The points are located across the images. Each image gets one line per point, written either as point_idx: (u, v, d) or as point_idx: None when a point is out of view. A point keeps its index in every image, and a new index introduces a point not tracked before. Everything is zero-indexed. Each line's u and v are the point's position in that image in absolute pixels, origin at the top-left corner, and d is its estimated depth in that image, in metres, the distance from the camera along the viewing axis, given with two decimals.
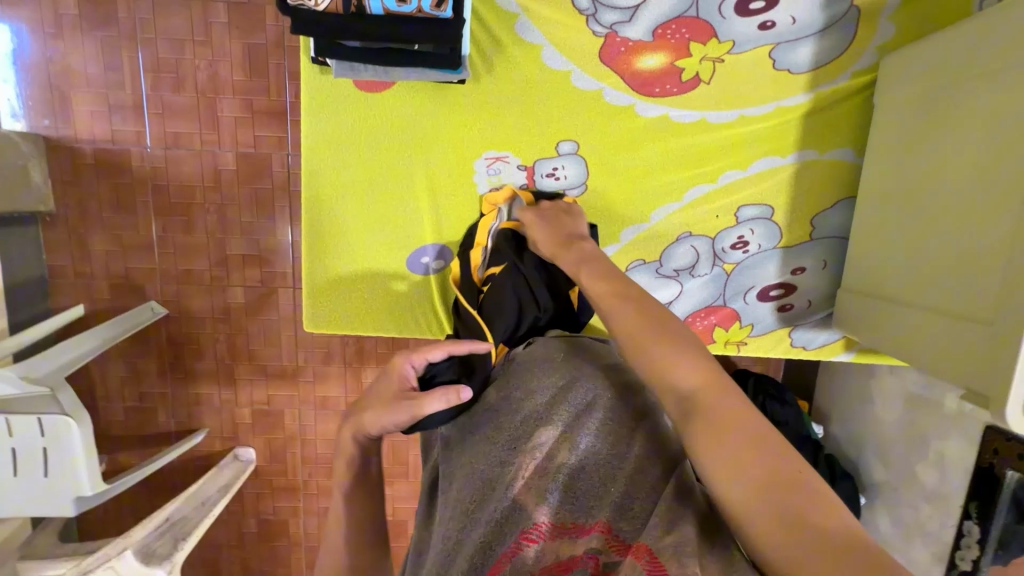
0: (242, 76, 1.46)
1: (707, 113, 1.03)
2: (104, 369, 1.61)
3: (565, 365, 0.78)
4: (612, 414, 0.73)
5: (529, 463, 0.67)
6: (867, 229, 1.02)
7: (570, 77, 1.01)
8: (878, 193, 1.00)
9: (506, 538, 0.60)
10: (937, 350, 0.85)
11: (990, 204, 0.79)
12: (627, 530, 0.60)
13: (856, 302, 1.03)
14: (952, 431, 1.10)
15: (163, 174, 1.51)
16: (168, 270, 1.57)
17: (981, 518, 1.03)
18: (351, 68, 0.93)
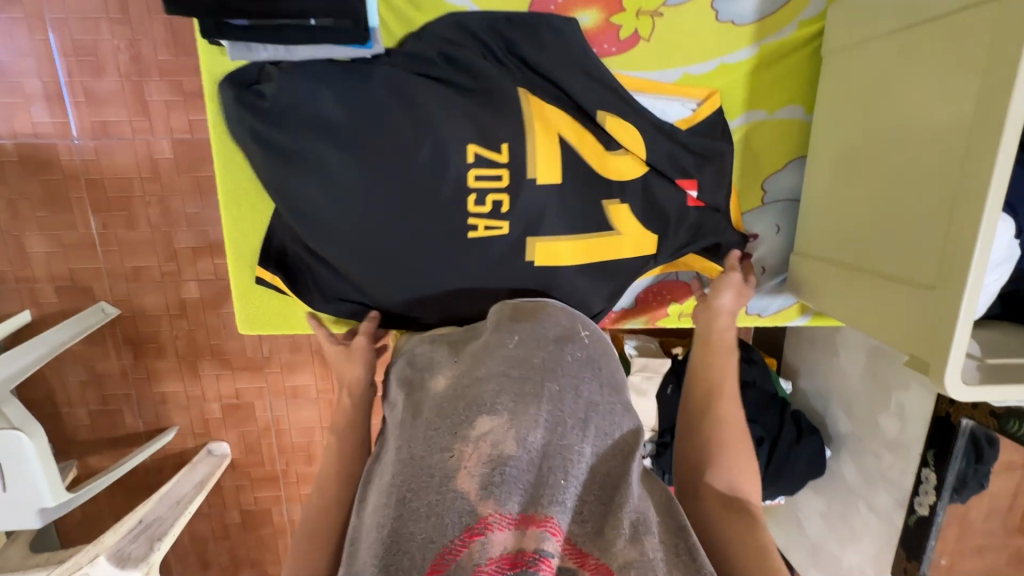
0: (168, 55, 1.35)
1: (649, 74, 0.99)
2: (62, 374, 1.56)
3: (517, 355, 0.77)
4: (564, 406, 0.72)
5: (470, 453, 0.66)
6: (817, 187, 0.98)
7: None
8: (826, 150, 0.96)
9: (450, 534, 0.60)
10: (881, 316, 0.83)
11: (930, 165, 0.76)
12: (575, 533, 0.65)
13: (801, 263, 1.01)
14: (911, 383, 1.11)
15: (96, 167, 1.42)
16: (115, 268, 1.50)
17: (938, 464, 1.05)
18: (247, 48, 0.89)
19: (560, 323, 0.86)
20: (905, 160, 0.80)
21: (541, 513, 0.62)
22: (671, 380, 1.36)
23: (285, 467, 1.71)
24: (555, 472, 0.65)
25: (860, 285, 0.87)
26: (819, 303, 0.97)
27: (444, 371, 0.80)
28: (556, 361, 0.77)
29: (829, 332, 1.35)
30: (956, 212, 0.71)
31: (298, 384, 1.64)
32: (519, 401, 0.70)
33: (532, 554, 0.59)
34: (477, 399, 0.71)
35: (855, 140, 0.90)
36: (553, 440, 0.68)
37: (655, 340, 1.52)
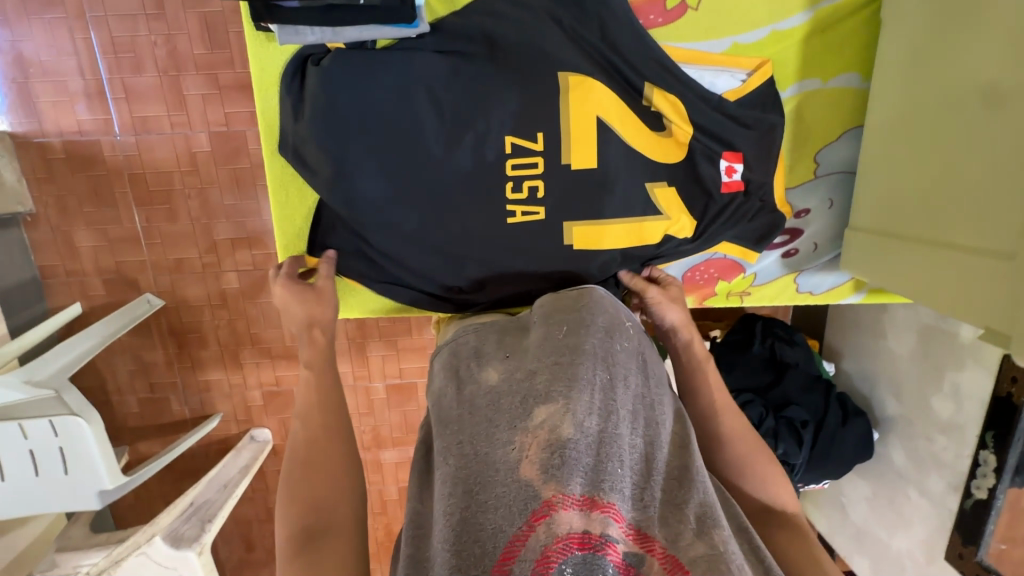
0: (203, 49, 1.37)
1: (697, 45, 0.97)
2: (112, 364, 1.62)
3: (565, 348, 0.80)
4: (616, 397, 0.75)
5: (531, 442, 0.69)
6: (872, 159, 0.94)
7: None
8: (882, 120, 0.92)
9: (516, 520, 0.63)
10: (949, 292, 0.80)
11: (1004, 133, 0.73)
12: (639, 519, 0.67)
13: (856, 240, 0.98)
14: (968, 362, 1.07)
15: (138, 162, 1.45)
16: (159, 261, 1.54)
17: (998, 447, 1.01)
18: (296, 32, 0.86)
19: (606, 313, 0.87)
20: (974, 129, 0.77)
21: (604, 498, 0.65)
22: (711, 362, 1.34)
23: None
24: (613, 458, 0.68)
25: (926, 259, 0.83)
26: (879, 280, 0.93)
27: (494, 365, 0.82)
28: (606, 352, 0.80)
29: (876, 312, 1.31)
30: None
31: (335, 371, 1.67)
32: (573, 391, 0.73)
33: (598, 538, 0.62)
34: (533, 390, 0.74)
35: (915, 108, 0.86)
36: (608, 429, 0.71)
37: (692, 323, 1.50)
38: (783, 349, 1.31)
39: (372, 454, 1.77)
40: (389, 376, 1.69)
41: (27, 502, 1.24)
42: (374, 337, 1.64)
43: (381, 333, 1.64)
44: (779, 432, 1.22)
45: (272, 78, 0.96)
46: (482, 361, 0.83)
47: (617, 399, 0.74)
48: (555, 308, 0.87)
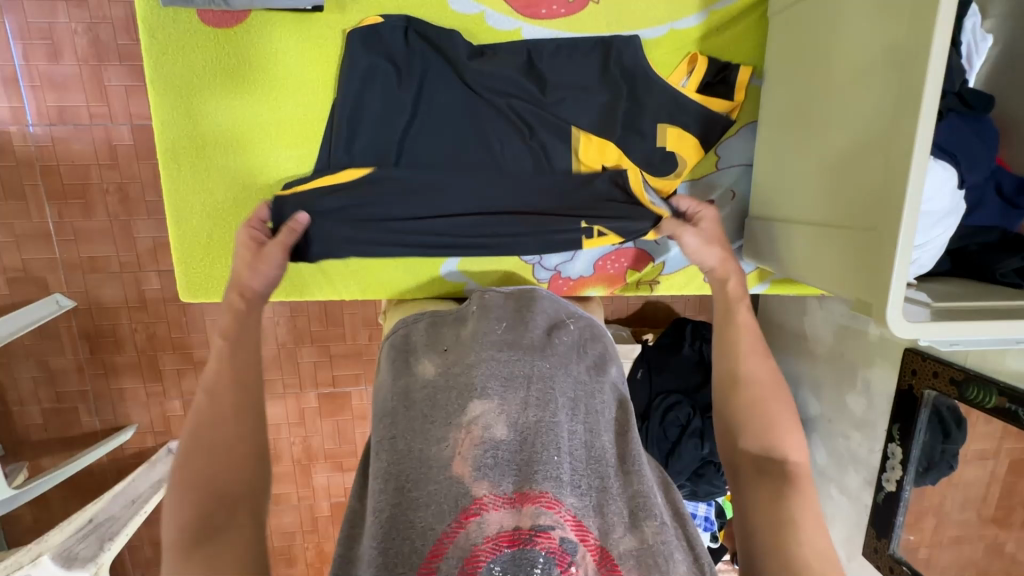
0: (128, 40, 1.33)
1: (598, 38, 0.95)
2: (14, 371, 1.50)
3: (505, 345, 0.79)
4: (553, 387, 0.75)
5: (464, 438, 0.67)
6: (770, 148, 0.96)
7: (483, 19, 0.93)
8: (774, 112, 0.95)
9: (446, 516, 0.61)
10: (829, 267, 0.84)
11: (858, 121, 0.78)
12: (577, 507, 0.65)
13: (756, 226, 1.01)
14: (877, 357, 1.11)
15: (51, 154, 1.38)
16: (71, 260, 1.45)
17: (903, 438, 1.05)
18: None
19: (546, 311, 0.89)
20: (839, 114, 0.81)
21: (535, 488, 0.64)
22: (641, 364, 1.36)
23: None
24: (547, 448, 0.67)
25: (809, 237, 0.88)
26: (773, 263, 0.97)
27: (430, 358, 0.80)
28: (544, 344, 0.81)
29: (797, 315, 1.35)
30: (890, 162, 0.72)
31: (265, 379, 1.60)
32: (509, 389, 0.73)
33: (527, 531, 0.61)
34: (468, 385, 0.73)
35: (791, 103, 0.91)
36: (544, 418, 0.71)
37: (628, 328, 1.53)
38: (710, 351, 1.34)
39: (303, 470, 1.68)
40: (321, 384, 1.62)
41: None
42: (307, 344, 1.59)
43: (314, 339, 1.59)
44: (705, 431, 1.25)
45: (166, 47, 0.88)
46: (423, 355, 0.82)
47: (554, 386, 0.75)
48: (493, 313, 0.87)
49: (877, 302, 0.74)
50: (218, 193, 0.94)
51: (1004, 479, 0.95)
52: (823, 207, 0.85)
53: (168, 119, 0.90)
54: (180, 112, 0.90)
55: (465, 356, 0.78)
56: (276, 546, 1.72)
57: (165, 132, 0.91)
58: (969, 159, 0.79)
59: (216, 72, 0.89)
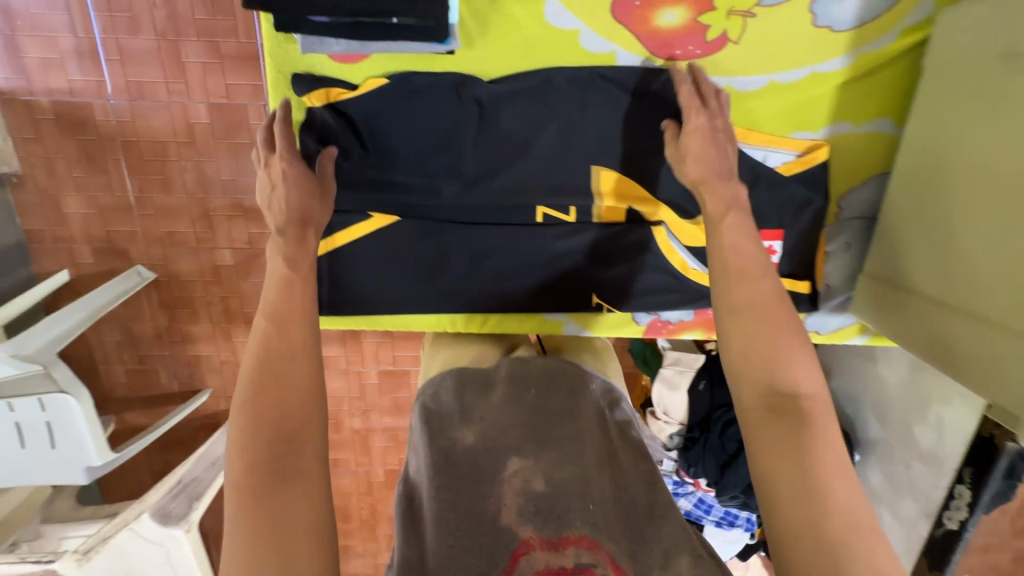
0: (205, 14, 1.30)
1: (733, 81, 0.97)
2: (100, 335, 1.59)
3: (537, 400, 0.83)
4: (584, 440, 0.78)
5: (508, 490, 0.71)
6: (903, 213, 0.95)
7: (615, 57, 0.96)
8: (913, 176, 0.94)
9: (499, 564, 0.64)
10: (963, 355, 0.84)
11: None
12: (617, 552, 0.67)
13: (872, 286, 1.02)
14: (954, 397, 1.10)
15: (131, 129, 1.39)
16: (150, 232, 1.49)
17: (974, 483, 1.04)
18: (319, 42, 0.91)
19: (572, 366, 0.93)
20: (1005, 195, 0.78)
21: (576, 532, 0.66)
22: (705, 375, 1.35)
23: None
24: (584, 498, 0.70)
25: (935, 314, 0.89)
26: (895, 333, 0.97)
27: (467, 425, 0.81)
28: (572, 403, 0.85)
29: None
30: None
31: (328, 355, 1.66)
32: (542, 449, 0.75)
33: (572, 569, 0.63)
34: (506, 440, 0.77)
35: (942, 171, 0.88)
36: (578, 473, 0.73)
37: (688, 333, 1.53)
38: None
39: (360, 438, 1.78)
40: (382, 362, 1.68)
41: (15, 474, 1.23)
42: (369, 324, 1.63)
43: None
44: None
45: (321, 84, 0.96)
46: (457, 425, 0.81)
47: (586, 443, 0.78)
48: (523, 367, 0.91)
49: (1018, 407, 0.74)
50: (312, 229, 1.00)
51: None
52: (961, 291, 0.85)
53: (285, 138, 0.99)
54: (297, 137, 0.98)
55: (501, 420, 0.80)
56: (335, 503, 1.85)
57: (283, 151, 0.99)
58: None
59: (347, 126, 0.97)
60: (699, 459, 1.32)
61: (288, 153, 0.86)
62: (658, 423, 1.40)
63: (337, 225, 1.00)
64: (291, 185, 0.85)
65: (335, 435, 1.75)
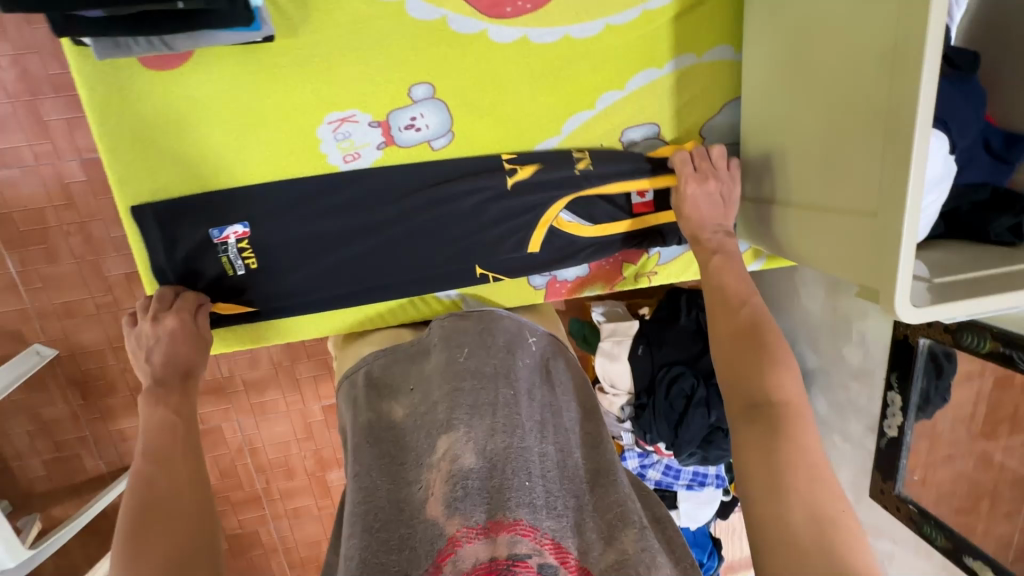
0: (59, 68, 1.23)
1: (569, 29, 0.86)
2: (6, 428, 1.46)
3: (464, 366, 0.73)
4: (520, 411, 0.69)
5: (436, 477, 0.61)
6: (759, 128, 0.91)
7: (445, 24, 0.82)
8: (759, 89, 0.90)
9: (422, 560, 0.55)
10: (829, 250, 0.80)
11: (859, 90, 0.72)
12: (554, 528, 0.60)
13: (745, 207, 0.97)
14: (870, 310, 1.14)
15: (0, 201, 1.29)
16: (43, 308, 1.39)
17: (901, 386, 1.07)
18: (115, 44, 0.68)
19: (507, 331, 0.82)
20: (834, 78, 0.76)
21: (509, 515, 0.58)
22: (641, 340, 1.36)
23: (267, 485, 1.66)
24: (519, 475, 0.61)
25: (798, 219, 0.84)
26: (770, 245, 0.92)
27: (399, 399, 0.75)
28: (507, 368, 0.74)
29: (788, 273, 1.37)
30: (885, 142, 0.68)
31: (266, 400, 1.57)
32: (475, 415, 0.66)
33: (505, 560, 0.55)
34: (435, 420, 0.66)
35: (783, 70, 0.84)
36: (513, 444, 0.64)
37: (623, 303, 1.53)
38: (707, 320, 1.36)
39: (318, 480, 1.69)
40: (325, 397, 1.61)
41: None
42: (303, 359, 1.56)
43: (310, 354, 1.56)
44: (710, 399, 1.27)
45: (111, 95, 0.77)
46: (388, 399, 0.76)
47: (520, 411, 0.68)
48: (453, 337, 0.79)
49: (884, 287, 0.70)
50: (164, 270, 0.85)
51: (988, 395, 0.97)
52: (821, 185, 0.80)
53: (131, 183, 0.81)
54: (131, 151, 0.80)
55: (432, 394, 0.70)
56: (304, 555, 1.74)
57: (130, 196, 0.82)
58: (960, 125, 0.76)
59: (164, 121, 0.79)
60: (653, 425, 1.30)
61: (184, 310, 0.82)
62: (607, 397, 1.39)
63: (186, 242, 0.84)
64: (178, 341, 0.81)
65: (290, 483, 1.66)
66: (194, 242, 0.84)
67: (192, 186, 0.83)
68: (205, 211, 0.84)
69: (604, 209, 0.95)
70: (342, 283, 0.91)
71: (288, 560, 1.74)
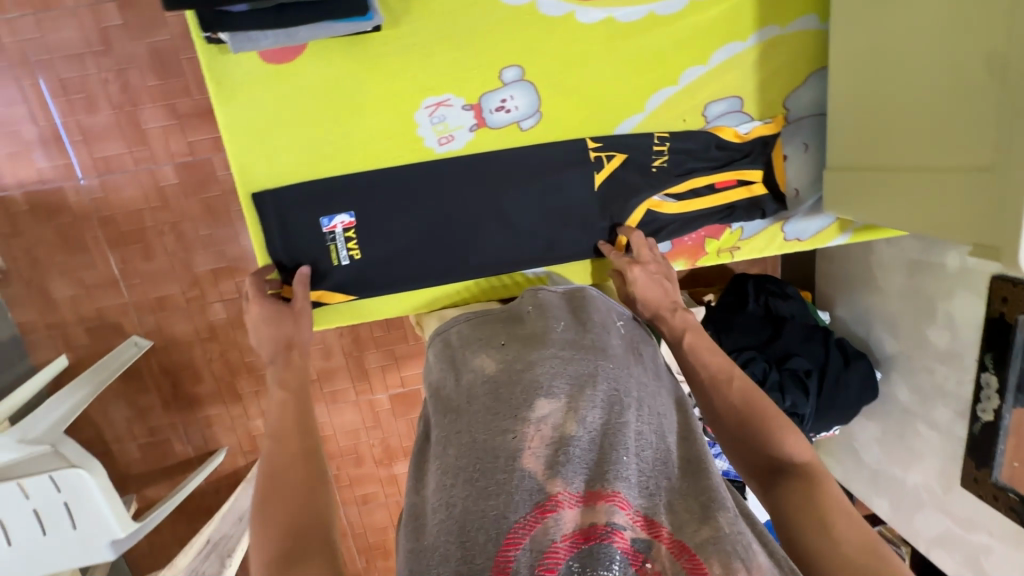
0: (156, 80, 1.34)
1: (654, 7, 0.89)
2: (108, 414, 1.59)
3: (564, 337, 0.70)
4: (622, 384, 0.65)
5: (534, 434, 0.58)
6: (846, 96, 0.90)
7: (535, 8, 0.86)
8: (846, 57, 0.89)
9: (520, 506, 0.53)
10: (936, 212, 0.77)
11: (977, 45, 0.70)
12: (646, 505, 0.56)
13: (831, 178, 0.95)
14: (958, 288, 1.09)
15: (105, 204, 1.42)
16: (140, 302, 1.50)
17: (997, 367, 1.02)
18: (248, 38, 0.75)
19: (601, 313, 0.77)
20: (942, 34, 0.74)
21: (607, 486, 0.55)
22: (709, 326, 1.33)
23: (337, 472, 1.73)
24: (620, 448, 0.58)
25: (901, 182, 0.82)
26: (860, 215, 0.90)
27: (489, 350, 0.72)
28: (605, 340, 0.71)
29: (863, 255, 1.33)
30: (1011, 91, 0.66)
31: (337, 389, 1.64)
32: (577, 386, 0.64)
33: (603, 527, 0.53)
34: (535, 380, 0.64)
35: (878, 33, 0.84)
36: (614, 419, 0.61)
37: (685, 291, 1.51)
38: (777, 304, 1.32)
39: (384, 468, 1.75)
40: (392, 386, 1.66)
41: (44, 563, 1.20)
42: (371, 349, 1.62)
43: (377, 344, 1.62)
44: (785, 384, 1.21)
45: (236, 88, 0.84)
46: (477, 348, 0.73)
47: (623, 386, 0.64)
48: (546, 305, 0.77)
49: (1004, 245, 0.67)
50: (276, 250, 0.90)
51: None
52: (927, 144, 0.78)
53: (252, 171, 0.88)
54: (251, 139, 0.86)
55: (530, 353, 0.67)
56: (372, 541, 1.80)
57: (246, 181, 0.88)
58: None
59: (281, 110, 0.86)
60: None
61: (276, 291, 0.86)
62: None
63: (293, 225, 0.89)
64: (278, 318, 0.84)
65: (359, 470, 1.72)
66: (305, 228, 0.89)
67: (305, 170, 0.89)
68: (315, 194, 0.89)
69: (687, 185, 0.95)
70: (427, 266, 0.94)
71: (357, 545, 1.81)
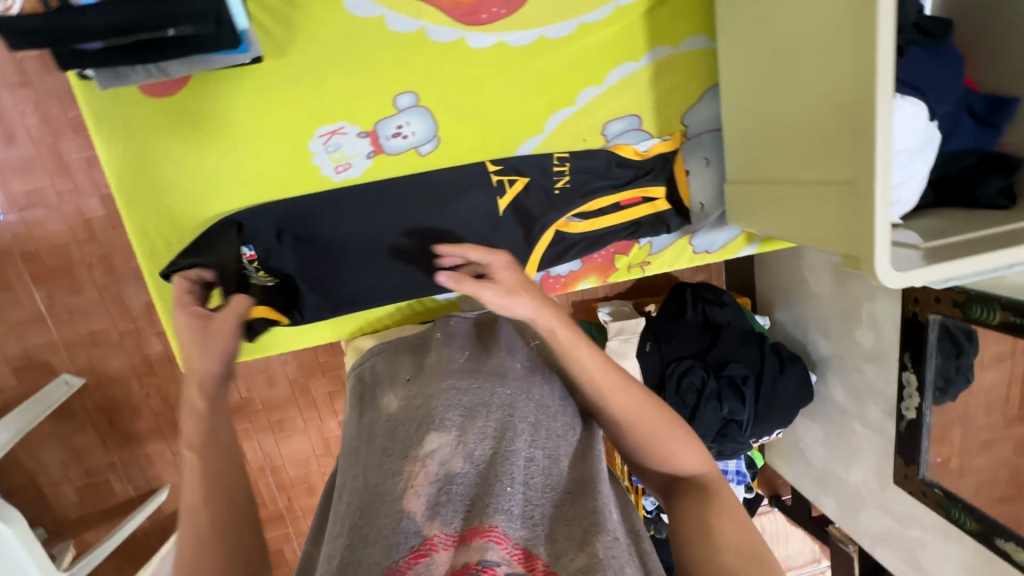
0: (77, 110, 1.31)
1: (544, 30, 0.90)
2: (40, 457, 1.52)
3: (463, 371, 0.72)
4: (513, 413, 0.66)
5: (419, 473, 0.58)
6: (735, 111, 0.94)
7: (424, 35, 0.87)
8: (733, 74, 0.93)
9: (394, 552, 0.51)
10: (813, 223, 0.80)
11: (825, 64, 0.73)
12: (528, 537, 0.54)
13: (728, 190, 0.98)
14: (877, 292, 1.12)
15: (27, 239, 1.37)
16: (69, 338, 1.45)
17: (915, 365, 1.05)
18: (115, 74, 0.73)
19: (515, 340, 0.80)
20: (799, 53, 0.78)
21: (484, 520, 0.53)
22: (648, 337, 1.32)
23: (289, 503, 1.68)
24: (502, 478, 0.57)
25: (783, 195, 0.85)
26: (755, 225, 0.93)
27: (394, 391, 0.73)
28: (504, 370, 0.72)
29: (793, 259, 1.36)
30: (856, 108, 0.69)
31: (284, 418, 1.60)
32: (467, 419, 0.64)
33: (474, 566, 0.50)
34: (427, 417, 0.64)
35: (752, 52, 0.87)
36: (500, 449, 0.61)
37: (629, 301, 1.51)
38: (714, 312, 1.34)
39: None
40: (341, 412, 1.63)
41: None
42: (317, 375, 1.59)
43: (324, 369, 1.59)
44: (722, 392, 1.23)
45: (126, 125, 0.84)
46: (384, 391, 0.74)
47: (515, 414, 0.65)
48: (455, 342, 0.80)
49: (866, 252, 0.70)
50: None
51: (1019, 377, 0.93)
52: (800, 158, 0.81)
53: (147, 205, 0.88)
54: (144, 176, 0.86)
55: (427, 389, 0.69)
56: None
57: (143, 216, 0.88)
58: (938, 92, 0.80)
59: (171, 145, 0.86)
60: None
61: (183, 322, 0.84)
62: None
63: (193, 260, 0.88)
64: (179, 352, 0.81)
65: (311, 500, 1.68)
66: None
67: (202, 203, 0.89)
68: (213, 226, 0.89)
69: (592, 204, 0.96)
70: (343, 291, 0.94)
71: None
